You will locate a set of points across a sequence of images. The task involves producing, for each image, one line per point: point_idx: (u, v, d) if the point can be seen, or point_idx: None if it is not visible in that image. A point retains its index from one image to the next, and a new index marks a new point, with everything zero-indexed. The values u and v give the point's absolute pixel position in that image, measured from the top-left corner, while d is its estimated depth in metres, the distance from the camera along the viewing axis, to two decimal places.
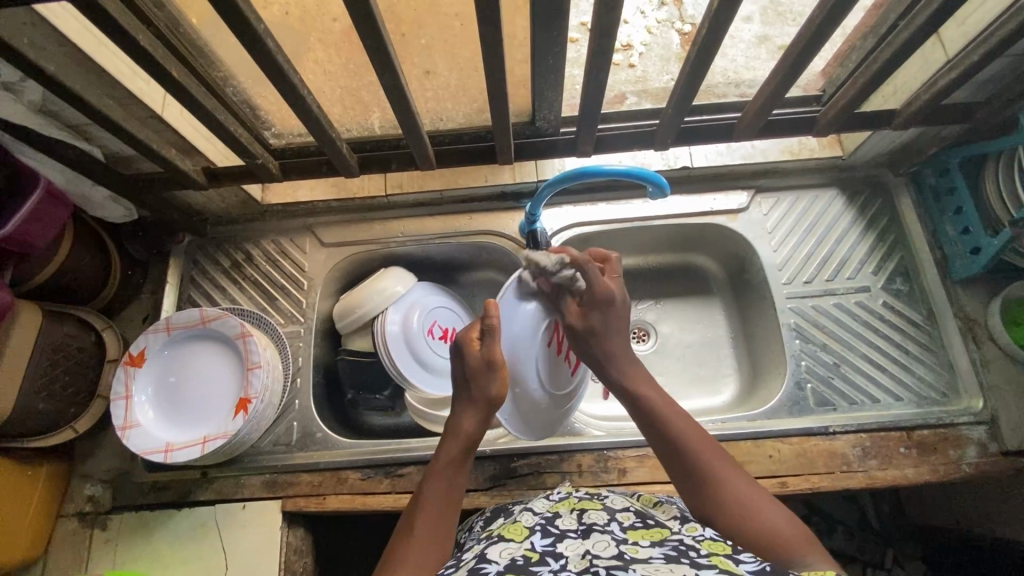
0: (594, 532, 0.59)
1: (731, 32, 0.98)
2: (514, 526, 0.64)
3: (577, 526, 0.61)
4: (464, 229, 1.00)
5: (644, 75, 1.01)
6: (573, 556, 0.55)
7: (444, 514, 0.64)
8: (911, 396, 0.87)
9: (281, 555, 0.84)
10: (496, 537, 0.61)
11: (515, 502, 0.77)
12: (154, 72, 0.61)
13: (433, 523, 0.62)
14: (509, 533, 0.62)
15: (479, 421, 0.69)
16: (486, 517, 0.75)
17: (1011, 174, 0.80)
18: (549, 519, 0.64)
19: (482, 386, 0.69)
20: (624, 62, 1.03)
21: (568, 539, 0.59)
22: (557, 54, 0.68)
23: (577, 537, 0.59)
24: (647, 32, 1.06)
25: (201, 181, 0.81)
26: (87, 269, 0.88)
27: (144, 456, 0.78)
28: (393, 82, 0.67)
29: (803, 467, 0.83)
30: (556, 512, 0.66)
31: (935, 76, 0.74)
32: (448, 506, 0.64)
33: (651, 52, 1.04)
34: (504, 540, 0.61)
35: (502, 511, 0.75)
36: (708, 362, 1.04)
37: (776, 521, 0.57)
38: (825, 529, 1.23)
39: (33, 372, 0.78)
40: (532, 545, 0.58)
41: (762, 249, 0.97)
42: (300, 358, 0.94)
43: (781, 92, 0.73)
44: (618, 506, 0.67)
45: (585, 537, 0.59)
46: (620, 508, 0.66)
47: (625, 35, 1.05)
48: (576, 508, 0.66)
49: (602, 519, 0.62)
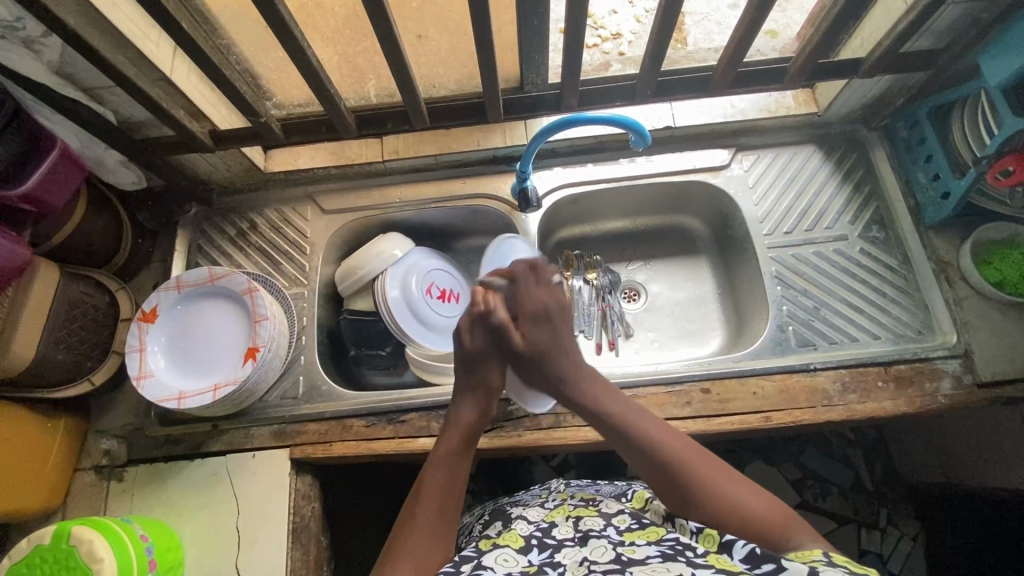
0: (591, 538, 0.65)
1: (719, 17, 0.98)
2: (511, 535, 0.68)
3: (574, 535, 0.67)
4: (458, 193, 1.05)
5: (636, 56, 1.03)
6: (572, 565, 0.61)
7: (445, 505, 0.67)
8: (888, 335, 0.92)
9: (290, 499, 0.88)
10: (498, 547, 0.66)
11: (509, 502, 0.84)
12: (165, 24, 0.66)
13: (435, 511, 0.66)
14: (508, 542, 0.67)
15: (477, 412, 0.75)
16: (484, 520, 0.82)
17: (975, 117, 0.83)
18: (546, 529, 0.70)
19: (482, 375, 0.76)
20: (614, 50, 1.04)
21: (567, 548, 0.65)
22: (542, 13, 0.72)
23: (575, 545, 0.65)
24: (637, 21, 1.03)
25: (207, 144, 0.86)
26: (100, 234, 0.93)
27: (158, 402, 0.82)
28: (388, 32, 0.72)
29: (786, 402, 0.88)
30: (552, 521, 0.72)
31: (895, 24, 0.79)
32: (452, 489, 0.69)
33: (641, 40, 1.03)
34: (501, 547, 0.66)
35: (500, 515, 0.80)
36: (696, 317, 1.09)
37: (763, 511, 0.62)
38: (819, 492, 1.25)
39: (52, 325, 0.82)
40: (532, 559, 0.64)
41: (744, 203, 1.02)
42: (305, 317, 0.98)
43: (750, 41, 0.78)
44: (612, 510, 0.72)
45: (584, 543, 0.64)
46: (615, 511, 0.71)
47: (614, 24, 1.04)
48: (572, 515, 0.72)
49: (598, 525, 0.68)
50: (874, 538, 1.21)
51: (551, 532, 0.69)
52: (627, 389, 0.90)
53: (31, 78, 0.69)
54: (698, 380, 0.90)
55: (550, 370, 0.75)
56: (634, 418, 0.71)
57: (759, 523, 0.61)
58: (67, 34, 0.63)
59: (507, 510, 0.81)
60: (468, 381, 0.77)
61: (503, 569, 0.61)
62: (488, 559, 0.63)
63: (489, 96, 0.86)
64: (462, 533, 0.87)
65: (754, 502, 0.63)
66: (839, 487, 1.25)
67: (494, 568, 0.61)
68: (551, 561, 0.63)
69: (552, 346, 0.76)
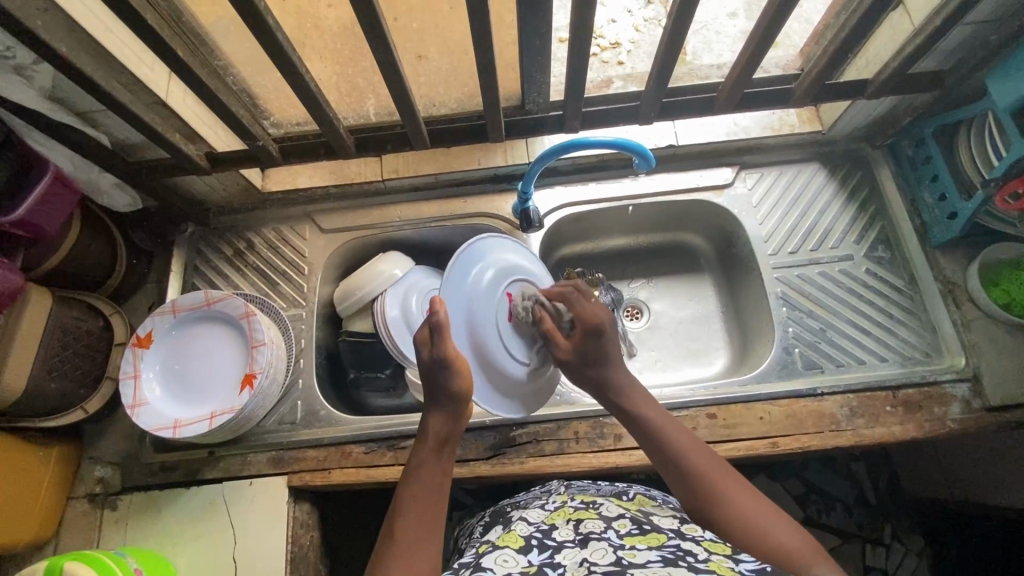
0: (591, 541, 0.67)
1: (717, 28, 1.01)
2: (511, 535, 0.71)
3: (574, 536, 0.69)
4: (459, 212, 1.03)
5: (634, 70, 1.02)
6: (571, 566, 0.64)
7: (425, 515, 0.64)
8: (895, 357, 0.90)
9: (288, 528, 0.86)
10: (501, 548, 0.69)
11: (511, 504, 0.85)
12: (160, 52, 0.64)
13: (414, 531, 0.62)
14: (508, 543, 0.70)
15: (446, 420, 0.70)
16: (485, 524, 0.83)
17: (982, 138, 0.83)
18: (546, 530, 0.72)
19: (442, 381, 0.70)
20: (612, 60, 1.04)
21: (567, 549, 0.67)
22: (542, 35, 0.71)
23: (575, 547, 0.67)
24: (635, 30, 1.06)
25: (204, 167, 0.85)
26: (94, 256, 0.91)
27: (153, 432, 0.80)
28: (388, 58, 0.70)
29: (793, 427, 0.86)
30: (553, 523, 0.74)
31: (902, 46, 0.78)
32: (430, 499, 0.65)
33: (639, 49, 1.04)
34: (502, 548, 0.69)
35: (499, 518, 0.82)
36: (700, 336, 1.07)
37: (786, 538, 0.60)
38: (823, 508, 1.23)
39: (44, 353, 0.80)
40: (532, 559, 0.66)
41: (747, 222, 1.00)
42: (303, 339, 0.97)
43: (756, 64, 0.77)
44: (612, 514, 0.74)
45: (584, 545, 0.67)
46: (614, 516, 0.73)
47: (612, 33, 1.05)
48: (572, 517, 0.74)
49: (597, 529, 0.70)
50: (879, 554, 1.19)
51: (550, 534, 0.71)
52: None
53: (22, 105, 0.68)
54: (703, 405, 0.88)
55: (602, 376, 0.76)
56: (668, 425, 0.70)
57: (783, 550, 0.59)
58: (60, 63, 0.61)
59: (507, 514, 0.82)
60: (434, 391, 0.70)
61: (502, 570, 0.64)
62: (488, 560, 0.66)
63: (490, 117, 0.85)
64: (464, 537, 0.90)
65: (781, 530, 0.61)
66: (843, 503, 1.23)
67: (494, 569, 0.64)
68: (551, 562, 0.66)
69: (604, 355, 0.76)
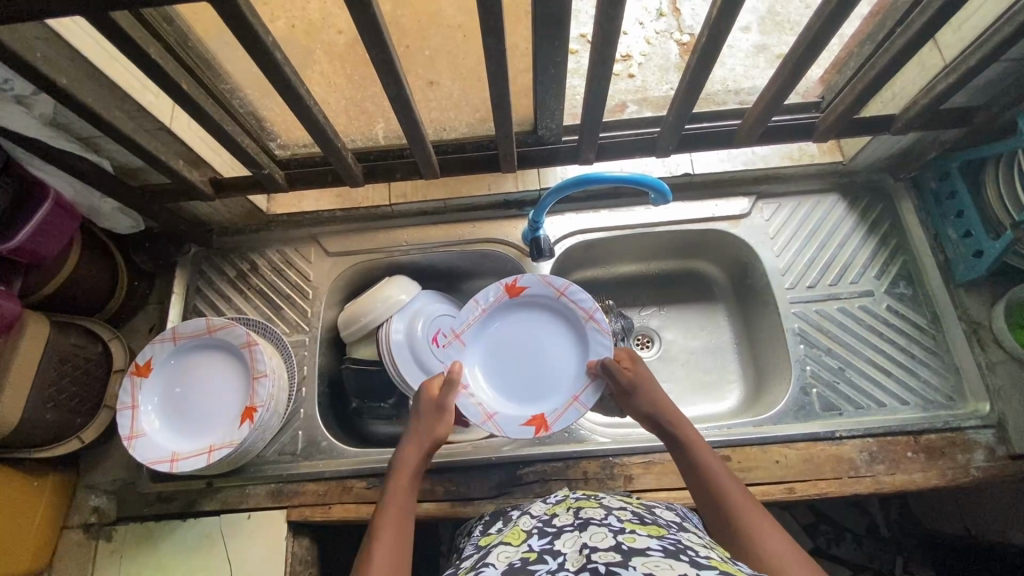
0: (591, 525, 0.55)
1: (731, 42, 1.00)
2: (514, 532, 0.60)
3: (574, 521, 0.57)
4: (467, 237, 1.01)
5: (644, 85, 1.00)
6: (571, 553, 0.50)
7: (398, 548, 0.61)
8: (918, 401, 0.87)
9: (286, 564, 0.83)
10: (498, 546, 0.57)
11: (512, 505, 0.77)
12: (165, 84, 0.62)
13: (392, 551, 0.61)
14: (509, 539, 0.58)
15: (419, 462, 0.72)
16: (484, 522, 0.75)
17: (1012, 177, 0.79)
18: (547, 520, 0.60)
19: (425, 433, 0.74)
20: (623, 72, 1.02)
21: (567, 535, 0.54)
22: (559, 63, 0.67)
23: (575, 532, 0.55)
24: (646, 42, 1.04)
25: (207, 192, 0.83)
26: (94, 280, 0.89)
27: (150, 465, 0.79)
28: (399, 92, 0.67)
29: (810, 472, 0.83)
30: (553, 513, 0.62)
31: (931, 83, 0.75)
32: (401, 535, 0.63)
33: (649, 62, 1.03)
34: (503, 545, 0.57)
35: (501, 515, 0.74)
36: (711, 368, 1.04)
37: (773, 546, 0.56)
38: (833, 538, 1.18)
39: (41, 382, 0.78)
40: (532, 545, 0.55)
41: (765, 254, 0.97)
42: (305, 366, 0.94)
43: (782, 98, 0.74)
44: (614, 505, 0.62)
45: (583, 530, 0.54)
46: (617, 506, 0.60)
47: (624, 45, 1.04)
48: (573, 506, 0.62)
49: (599, 514, 0.58)
50: None
51: (551, 523, 0.59)
52: (644, 455, 0.85)
53: (21, 134, 0.66)
54: (718, 447, 0.85)
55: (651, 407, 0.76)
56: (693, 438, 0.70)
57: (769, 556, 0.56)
58: (61, 95, 0.59)
59: (510, 511, 0.74)
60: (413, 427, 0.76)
61: (502, 564, 0.52)
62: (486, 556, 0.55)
63: (502, 146, 0.81)
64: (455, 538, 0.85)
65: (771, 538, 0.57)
66: (853, 534, 1.18)
67: (494, 564, 0.53)
68: (551, 548, 0.53)
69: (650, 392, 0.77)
